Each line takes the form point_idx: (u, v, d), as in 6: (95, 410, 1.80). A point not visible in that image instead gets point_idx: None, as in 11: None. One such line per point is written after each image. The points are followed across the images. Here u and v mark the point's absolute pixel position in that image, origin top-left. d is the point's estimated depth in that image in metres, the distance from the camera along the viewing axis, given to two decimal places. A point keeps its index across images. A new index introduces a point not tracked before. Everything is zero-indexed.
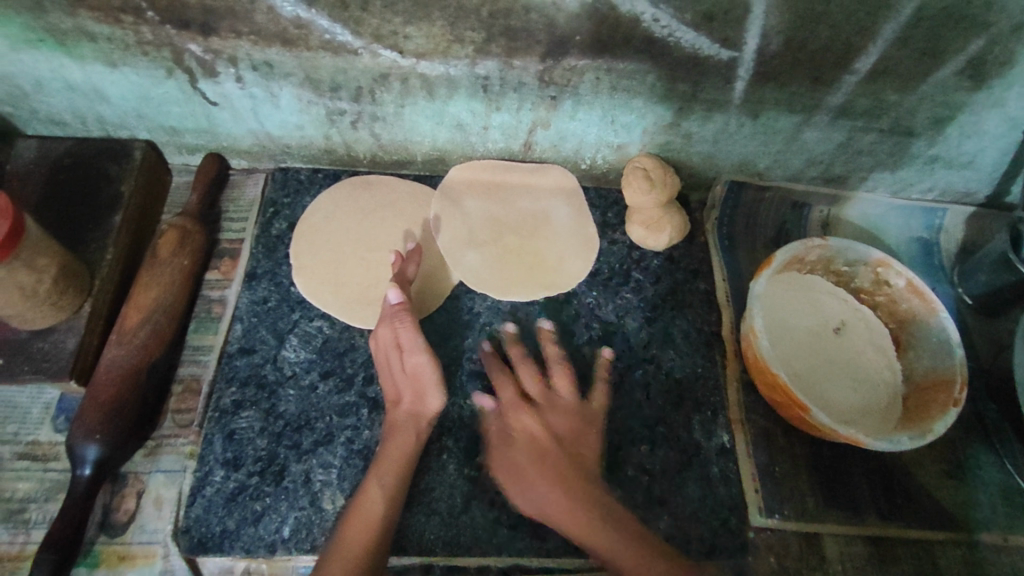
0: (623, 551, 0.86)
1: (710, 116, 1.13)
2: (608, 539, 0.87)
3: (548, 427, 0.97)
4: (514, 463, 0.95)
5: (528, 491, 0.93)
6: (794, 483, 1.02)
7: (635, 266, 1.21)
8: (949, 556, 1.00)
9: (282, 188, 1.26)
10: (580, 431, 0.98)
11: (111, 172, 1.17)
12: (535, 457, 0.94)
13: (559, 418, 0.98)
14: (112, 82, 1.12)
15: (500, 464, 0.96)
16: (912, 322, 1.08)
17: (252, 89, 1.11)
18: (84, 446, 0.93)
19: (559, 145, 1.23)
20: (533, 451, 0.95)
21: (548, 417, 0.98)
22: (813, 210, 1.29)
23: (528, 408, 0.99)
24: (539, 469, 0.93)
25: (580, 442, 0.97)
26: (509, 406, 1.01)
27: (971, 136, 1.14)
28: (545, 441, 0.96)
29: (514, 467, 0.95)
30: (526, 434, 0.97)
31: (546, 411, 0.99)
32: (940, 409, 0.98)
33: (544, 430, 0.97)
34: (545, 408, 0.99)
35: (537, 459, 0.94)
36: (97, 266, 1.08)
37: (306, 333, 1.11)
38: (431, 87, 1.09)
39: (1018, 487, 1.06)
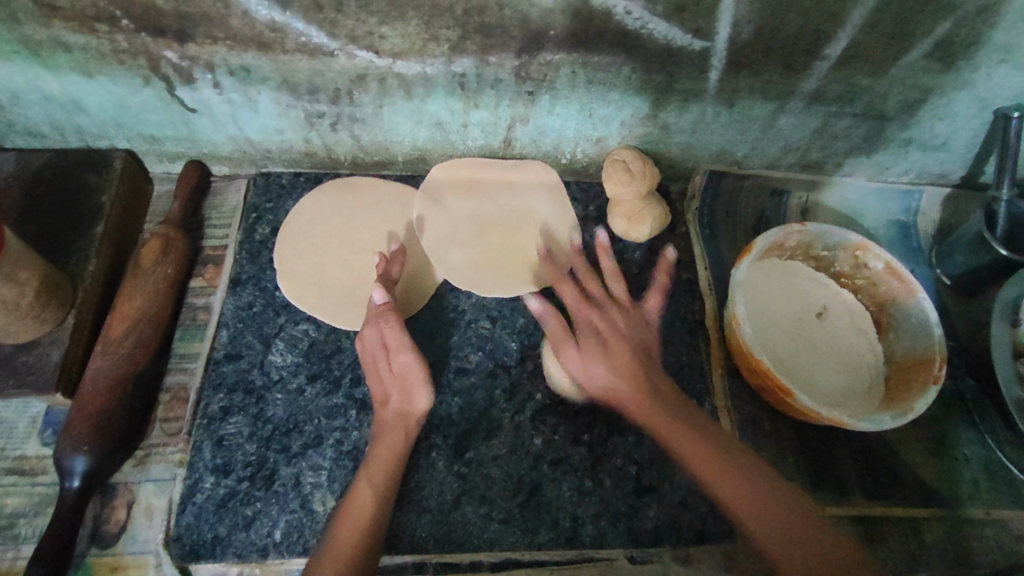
0: (694, 448, 0.83)
1: (687, 107, 1.14)
2: (682, 432, 0.84)
3: (611, 316, 0.91)
4: (616, 359, 0.87)
5: (628, 403, 0.85)
6: (780, 467, 1.03)
7: (618, 258, 1.22)
8: (933, 532, 1.02)
9: (264, 193, 1.27)
10: (634, 326, 0.91)
11: (91, 183, 1.17)
12: (648, 363, 0.88)
13: (626, 322, 0.91)
14: (89, 91, 1.12)
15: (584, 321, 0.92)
16: (892, 304, 1.10)
17: (230, 94, 1.11)
18: (72, 458, 0.93)
19: (539, 141, 1.24)
20: (627, 343, 0.88)
21: (616, 322, 0.91)
22: (792, 197, 1.30)
23: (589, 301, 0.94)
24: (626, 361, 0.87)
25: (648, 364, 0.88)
26: (584, 317, 0.93)
27: (944, 118, 1.16)
28: (626, 334, 0.89)
29: (621, 369, 0.86)
30: (614, 330, 0.90)
31: (618, 316, 0.92)
32: (920, 388, 1.00)
33: (620, 322, 0.91)
34: (629, 311, 0.92)
35: (609, 347, 0.88)
36: (79, 278, 1.08)
37: (292, 337, 1.11)
38: (409, 87, 1.09)
39: (999, 462, 1.08)
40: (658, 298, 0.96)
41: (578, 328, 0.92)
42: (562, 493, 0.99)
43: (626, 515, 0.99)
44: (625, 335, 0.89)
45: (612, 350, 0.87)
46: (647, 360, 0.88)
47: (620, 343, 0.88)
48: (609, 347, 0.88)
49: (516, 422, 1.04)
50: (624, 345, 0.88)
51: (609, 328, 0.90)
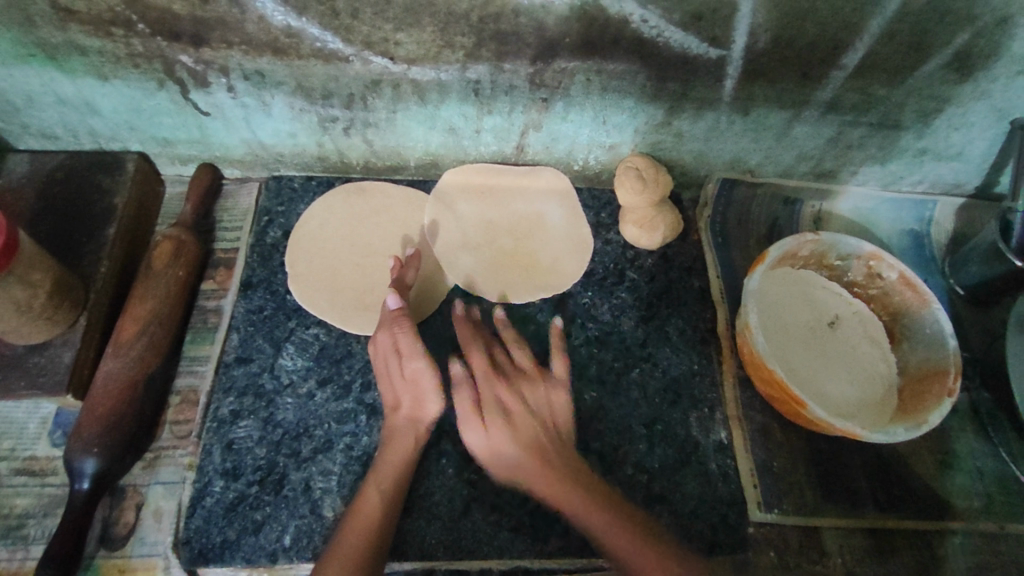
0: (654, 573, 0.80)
1: (701, 115, 1.14)
2: (604, 525, 0.85)
3: (547, 429, 0.92)
4: (519, 432, 0.91)
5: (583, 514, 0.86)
6: (792, 478, 1.03)
7: (630, 265, 1.21)
8: (947, 546, 1.01)
9: (276, 196, 1.27)
10: (534, 391, 0.96)
11: (103, 185, 1.17)
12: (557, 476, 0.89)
13: (537, 399, 0.95)
14: (103, 95, 1.12)
15: (494, 419, 0.92)
16: (905, 314, 1.09)
17: (244, 98, 1.12)
18: (82, 460, 0.93)
19: (551, 147, 1.24)
20: (532, 445, 0.90)
21: (523, 391, 0.95)
22: (804, 206, 1.29)
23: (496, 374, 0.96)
24: (540, 468, 0.89)
25: (543, 450, 0.90)
26: (498, 435, 0.92)
27: (959, 128, 1.15)
28: (535, 410, 0.94)
29: (534, 472, 0.89)
30: (527, 452, 0.90)
31: (528, 391, 0.96)
32: (934, 400, 0.99)
33: (518, 429, 0.92)
34: (539, 383, 0.97)
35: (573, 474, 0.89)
36: (92, 280, 1.08)
37: (302, 341, 1.11)
38: (422, 92, 1.09)
39: (1014, 476, 1.06)
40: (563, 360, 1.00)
41: (484, 404, 0.94)
42: None
43: None
44: (533, 410, 0.94)
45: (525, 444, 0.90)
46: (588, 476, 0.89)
47: (539, 460, 0.89)
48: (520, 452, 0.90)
49: None
50: (541, 445, 0.91)
51: (512, 399, 0.94)
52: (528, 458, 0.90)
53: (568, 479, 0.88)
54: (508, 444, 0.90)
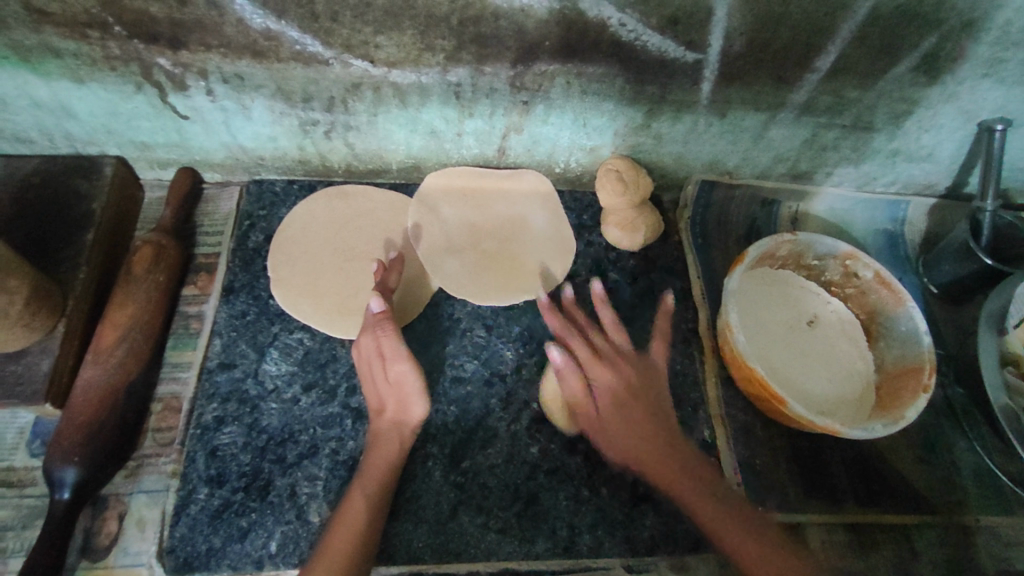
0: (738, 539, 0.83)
1: (680, 117, 1.15)
2: (676, 470, 0.89)
3: (622, 372, 0.97)
4: (620, 432, 0.93)
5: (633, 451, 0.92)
6: (773, 475, 1.04)
7: (612, 266, 1.23)
8: (925, 538, 1.03)
9: (257, 200, 1.26)
10: (644, 379, 0.97)
11: (81, 189, 1.15)
12: (651, 395, 0.96)
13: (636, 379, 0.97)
14: (79, 98, 1.11)
15: (616, 420, 0.94)
16: (881, 312, 1.12)
17: (223, 101, 1.11)
18: (62, 469, 0.92)
19: (533, 150, 1.24)
20: (621, 382, 0.96)
21: (615, 356, 0.99)
22: (782, 207, 1.32)
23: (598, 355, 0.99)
24: (629, 415, 0.94)
25: (642, 393, 0.96)
26: (596, 393, 0.96)
27: (929, 130, 1.18)
28: (614, 362, 0.98)
29: (630, 420, 0.93)
30: (608, 380, 0.96)
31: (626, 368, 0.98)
32: (910, 395, 1.02)
33: (621, 362, 0.98)
34: (631, 360, 0.99)
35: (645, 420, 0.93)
36: (70, 286, 1.07)
37: (286, 345, 1.11)
38: (404, 95, 1.10)
39: (986, 467, 1.10)
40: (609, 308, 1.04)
41: (585, 363, 0.99)
42: (558, 502, 1.00)
43: (623, 523, 0.99)
44: (627, 364, 0.98)
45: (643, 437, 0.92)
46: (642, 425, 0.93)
47: (647, 420, 0.93)
48: (613, 386, 0.96)
49: (513, 431, 1.04)
50: (649, 410, 0.94)
51: (607, 357, 0.99)
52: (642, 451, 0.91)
53: (649, 433, 0.92)
54: (629, 438, 0.92)
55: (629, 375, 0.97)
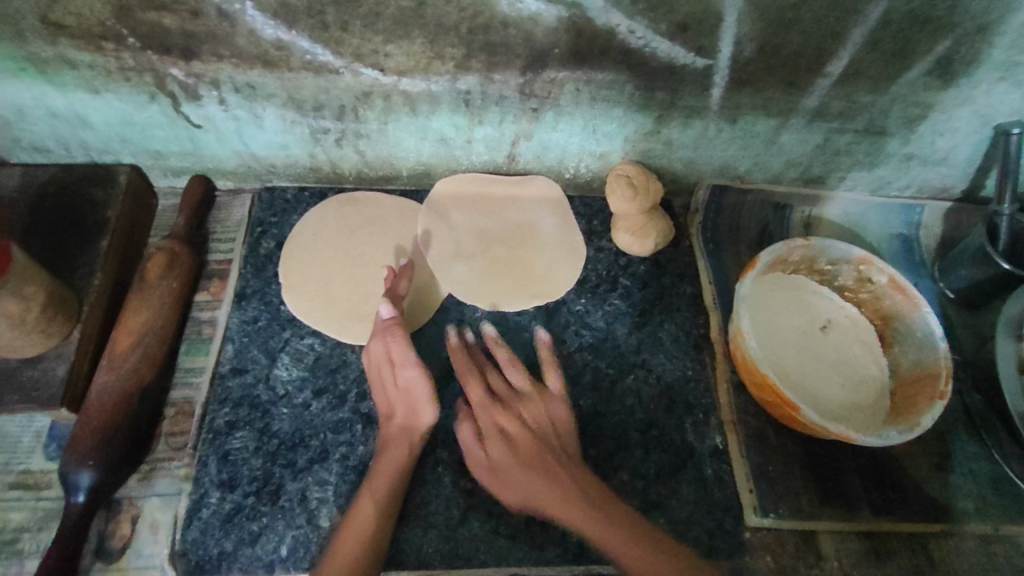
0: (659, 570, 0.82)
1: (689, 123, 1.15)
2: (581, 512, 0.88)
3: (544, 459, 0.93)
4: (525, 483, 0.92)
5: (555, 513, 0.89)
6: (787, 481, 1.03)
7: (623, 272, 1.22)
8: (942, 546, 1.01)
9: (269, 207, 1.27)
10: (546, 436, 0.96)
11: (96, 197, 1.17)
12: (554, 455, 0.94)
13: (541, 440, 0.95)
14: (95, 108, 1.13)
15: (498, 454, 0.95)
16: (896, 317, 1.11)
17: (236, 111, 1.12)
18: (77, 473, 0.92)
19: (543, 156, 1.24)
20: (542, 454, 0.93)
21: (523, 414, 0.98)
22: (794, 212, 1.30)
23: (495, 403, 0.99)
24: (563, 492, 0.90)
25: (563, 447, 0.95)
26: (489, 433, 0.97)
27: (943, 134, 1.17)
28: (528, 458, 0.93)
29: (531, 482, 0.91)
30: (523, 446, 0.94)
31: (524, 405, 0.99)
32: (926, 401, 1.00)
33: (520, 445, 0.94)
34: (535, 398, 0.99)
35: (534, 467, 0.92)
36: (85, 292, 1.08)
37: (297, 351, 1.11)
38: (413, 103, 1.10)
39: (1005, 475, 1.07)
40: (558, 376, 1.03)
41: (484, 429, 0.97)
42: None
43: None
44: (539, 439, 0.95)
45: (542, 471, 0.92)
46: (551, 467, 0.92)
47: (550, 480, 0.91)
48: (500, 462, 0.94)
49: None
50: (548, 473, 0.92)
51: (523, 445, 0.94)
52: (551, 501, 0.89)
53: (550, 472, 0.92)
54: (529, 474, 0.92)
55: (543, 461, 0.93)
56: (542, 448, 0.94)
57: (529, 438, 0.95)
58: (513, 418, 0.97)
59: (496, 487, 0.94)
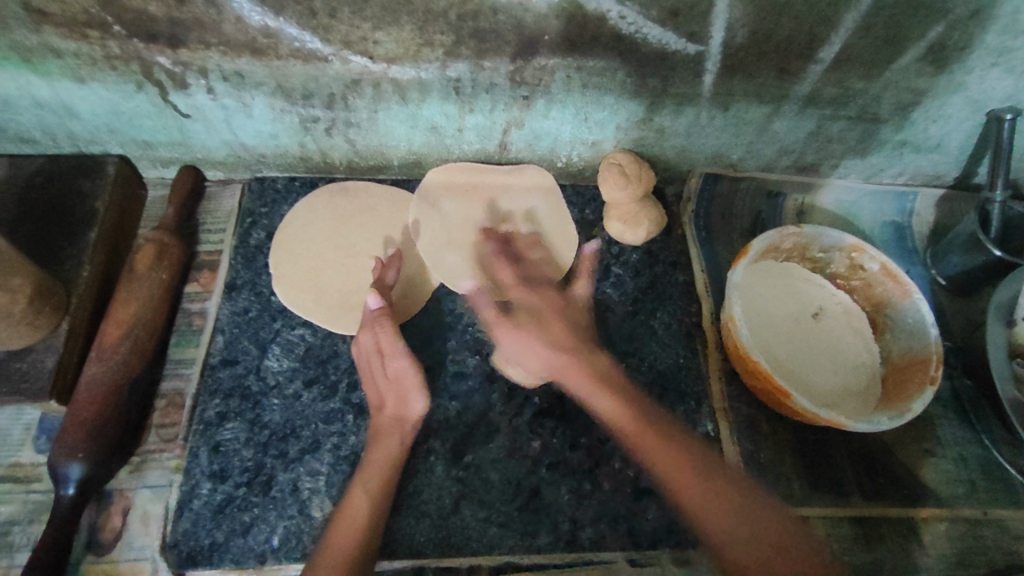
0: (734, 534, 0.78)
1: (681, 110, 1.14)
2: (696, 476, 0.83)
3: (599, 369, 0.94)
4: (549, 329, 0.98)
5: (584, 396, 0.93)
6: (778, 468, 1.03)
7: (615, 260, 1.22)
8: (931, 531, 1.02)
9: (259, 198, 1.26)
10: (570, 308, 1.02)
11: (84, 188, 1.16)
12: (566, 323, 0.98)
13: (555, 300, 1.01)
14: (81, 98, 1.11)
15: (527, 323, 0.99)
16: (887, 304, 1.11)
17: (224, 100, 1.11)
18: (66, 466, 0.92)
19: (535, 145, 1.24)
20: (571, 329, 0.98)
21: (550, 297, 1.02)
22: (787, 199, 1.31)
23: (510, 318, 1.01)
24: (653, 446, 0.86)
25: (589, 342, 0.98)
26: (524, 301, 1.01)
27: (936, 120, 1.16)
28: (549, 305, 1.00)
29: (576, 375, 0.94)
30: (538, 310, 1.00)
31: (554, 299, 1.02)
32: (916, 388, 1.00)
33: (547, 301, 1.01)
34: (566, 298, 1.03)
35: (567, 332, 0.97)
36: (73, 284, 1.07)
37: (288, 342, 1.10)
38: (403, 91, 1.09)
39: (994, 460, 1.08)
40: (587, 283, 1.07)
41: (513, 316, 1.00)
42: (561, 495, 0.99)
43: (625, 517, 0.98)
44: (563, 313, 1.00)
45: (553, 341, 0.96)
46: (574, 329, 0.98)
47: (569, 356, 0.95)
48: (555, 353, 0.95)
49: (515, 425, 1.04)
50: (564, 334, 0.97)
51: (549, 307, 0.99)
52: (557, 353, 0.96)
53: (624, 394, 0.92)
54: (535, 338, 0.97)
55: (607, 373, 0.94)
56: (560, 315, 0.99)
57: (587, 364, 0.94)
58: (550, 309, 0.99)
59: (521, 344, 0.98)
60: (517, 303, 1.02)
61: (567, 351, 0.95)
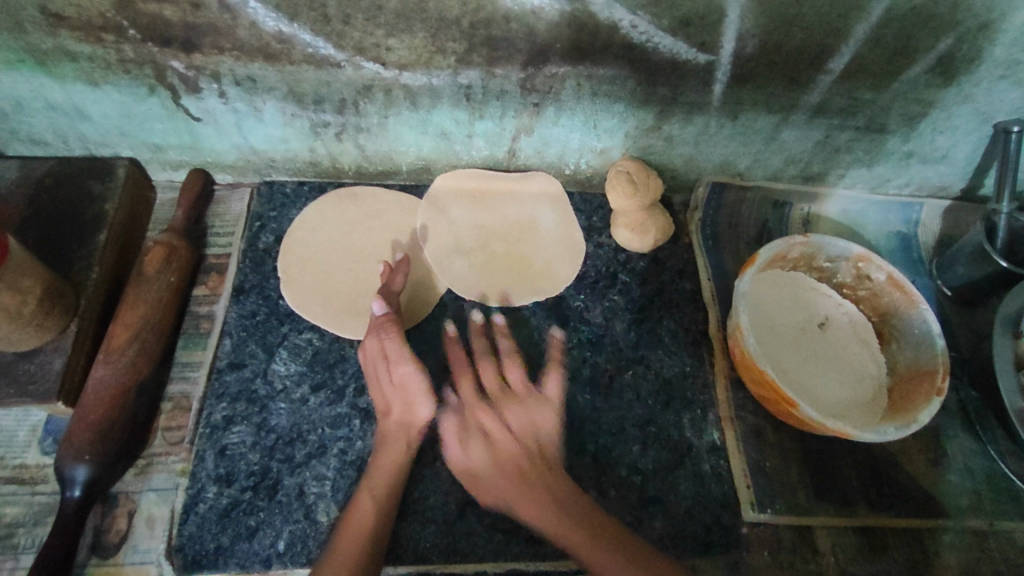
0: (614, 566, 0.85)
1: (690, 119, 1.15)
2: (541, 500, 0.91)
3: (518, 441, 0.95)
4: (500, 446, 0.95)
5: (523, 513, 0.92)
6: (784, 478, 1.03)
7: (622, 268, 1.22)
8: (937, 542, 1.02)
9: (268, 201, 1.27)
10: (532, 422, 0.98)
11: (94, 191, 1.17)
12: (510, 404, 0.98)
13: (522, 410, 0.98)
14: (94, 100, 1.12)
15: (489, 421, 0.97)
16: (894, 315, 1.11)
17: (236, 104, 1.12)
18: (73, 468, 0.92)
19: (543, 152, 1.24)
20: (517, 443, 0.95)
21: (509, 419, 0.97)
22: (793, 209, 1.30)
23: (485, 399, 1.00)
24: (539, 490, 0.92)
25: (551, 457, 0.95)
26: (493, 402, 0.99)
27: (944, 132, 1.17)
28: (521, 437, 0.96)
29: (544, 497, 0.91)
30: (506, 441, 0.95)
31: (512, 407, 0.98)
32: (924, 398, 1.00)
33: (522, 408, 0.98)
34: (528, 399, 0.99)
35: (510, 454, 0.94)
36: (83, 286, 1.08)
37: (296, 346, 1.11)
38: (414, 97, 1.10)
39: (1001, 471, 1.08)
40: (557, 383, 1.02)
41: (467, 426, 0.98)
42: None
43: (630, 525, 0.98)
44: (528, 416, 0.98)
45: (512, 465, 0.93)
46: (509, 466, 0.94)
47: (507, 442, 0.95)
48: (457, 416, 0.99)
49: None
50: (494, 442, 0.95)
51: (495, 425, 0.97)
52: (510, 478, 0.93)
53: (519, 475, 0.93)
54: (482, 447, 0.95)
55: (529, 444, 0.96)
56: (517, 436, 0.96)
57: (518, 428, 0.97)
58: (485, 410, 0.98)
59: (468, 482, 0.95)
60: (481, 422, 0.97)
61: (517, 442, 0.95)
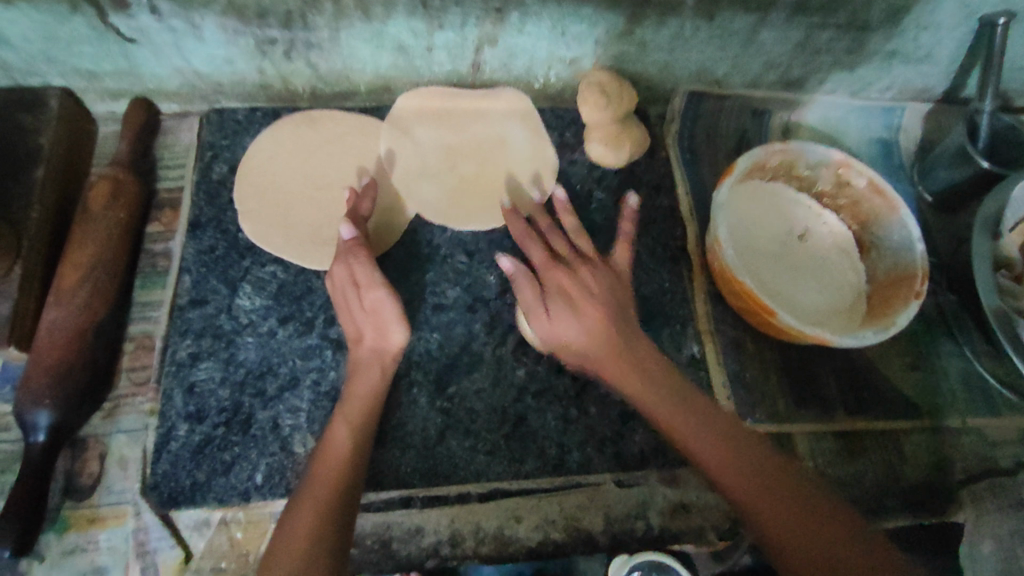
0: (725, 472, 0.79)
1: (664, 22, 1.07)
2: (658, 390, 0.85)
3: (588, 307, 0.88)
4: (583, 316, 0.88)
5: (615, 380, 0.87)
6: (762, 386, 1.04)
7: (598, 185, 1.17)
8: (913, 441, 1.04)
9: (219, 129, 1.17)
10: (614, 291, 0.91)
11: (25, 124, 1.07)
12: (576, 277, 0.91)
13: (598, 280, 0.91)
14: (9, 20, 1.00)
15: (571, 287, 0.90)
16: (873, 221, 1.09)
17: (171, 21, 1.01)
18: (34, 413, 0.89)
19: (510, 64, 1.16)
20: (609, 313, 0.88)
21: (587, 279, 0.91)
22: (772, 116, 1.26)
23: (561, 263, 0.93)
24: (642, 376, 0.86)
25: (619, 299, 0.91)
26: (545, 269, 0.93)
27: (928, 28, 1.11)
28: (602, 292, 0.90)
29: (651, 377, 0.86)
30: (589, 322, 0.88)
31: (590, 275, 0.92)
32: (901, 302, 1.00)
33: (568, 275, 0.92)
34: (591, 266, 0.93)
35: (579, 298, 0.89)
36: (23, 227, 1.01)
37: (259, 279, 1.06)
38: (366, 6, 1.00)
39: (974, 370, 1.10)
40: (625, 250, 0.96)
41: (547, 288, 0.92)
42: (547, 422, 0.99)
43: (612, 440, 0.99)
44: (578, 290, 0.90)
45: (577, 303, 0.89)
46: (611, 309, 0.89)
47: (599, 312, 0.88)
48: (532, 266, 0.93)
49: (498, 355, 1.02)
50: (602, 316, 0.88)
51: (575, 287, 0.90)
52: (591, 339, 0.87)
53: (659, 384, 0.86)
54: (565, 306, 0.89)
55: (593, 306, 0.88)
56: (614, 299, 0.90)
57: (598, 308, 0.88)
58: (562, 270, 0.92)
59: (541, 328, 0.91)
60: (546, 285, 0.92)
61: (614, 296, 0.90)
